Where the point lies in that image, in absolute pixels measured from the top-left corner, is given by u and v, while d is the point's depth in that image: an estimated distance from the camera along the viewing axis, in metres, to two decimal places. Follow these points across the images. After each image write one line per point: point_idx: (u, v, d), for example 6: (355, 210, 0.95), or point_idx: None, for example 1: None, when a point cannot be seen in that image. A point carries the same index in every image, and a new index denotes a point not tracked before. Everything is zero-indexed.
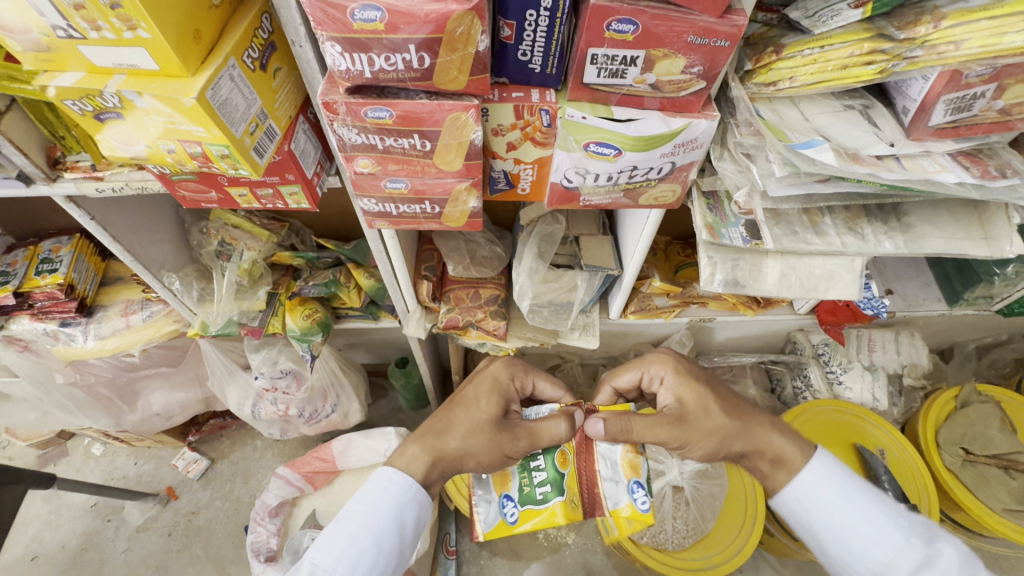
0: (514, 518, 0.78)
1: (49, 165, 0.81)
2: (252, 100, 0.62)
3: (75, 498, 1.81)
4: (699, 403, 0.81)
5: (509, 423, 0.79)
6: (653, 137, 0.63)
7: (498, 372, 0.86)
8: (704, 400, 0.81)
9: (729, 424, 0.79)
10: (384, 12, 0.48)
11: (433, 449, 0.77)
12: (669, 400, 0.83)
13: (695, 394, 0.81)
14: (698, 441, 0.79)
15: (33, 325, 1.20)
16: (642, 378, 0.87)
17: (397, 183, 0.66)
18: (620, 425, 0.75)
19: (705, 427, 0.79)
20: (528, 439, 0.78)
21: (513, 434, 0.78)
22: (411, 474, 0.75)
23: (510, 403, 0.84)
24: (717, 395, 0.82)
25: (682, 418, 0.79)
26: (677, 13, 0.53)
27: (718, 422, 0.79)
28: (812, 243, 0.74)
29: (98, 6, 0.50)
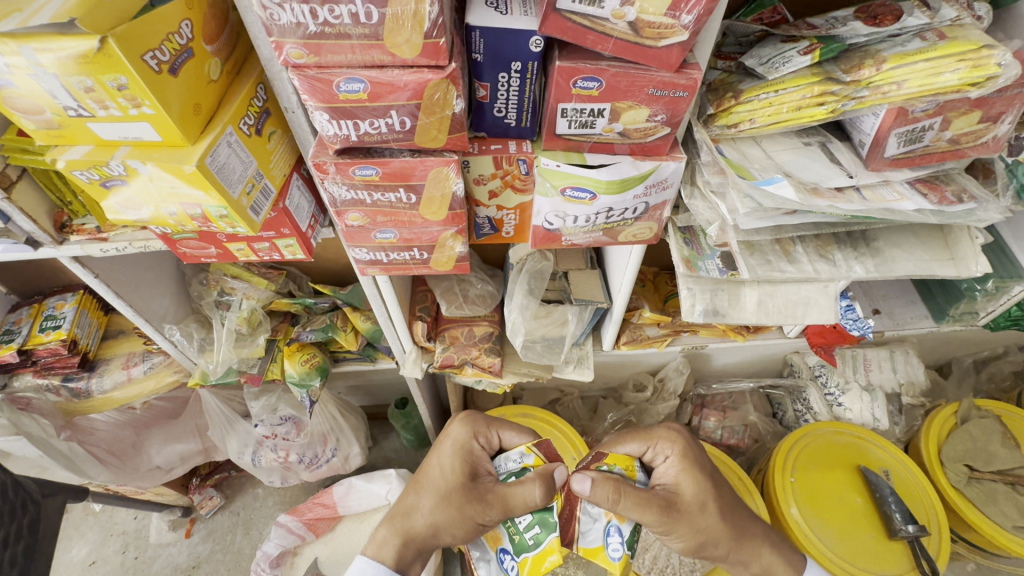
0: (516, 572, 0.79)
1: (56, 229, 0.84)
2: (248, 162, 0.67)
3: (74, 557, 1.78)
4: (698, 500, 0.79)
5: (478, 491, 0.78)
6: (625, 180, 0.67)
7: (458, 433, 0.86)
8: (702, 497, 0.80)
9: (719, 526, 0.80)
10: (367, 83, 0.52)
11: (401, 530, 0.83)
12: (666, 483, 0.80)
13: (695, 489, 0.80)
14: (684, 532, 0.78)
15: (36, 381, 1.22)
16: (646, 452, 0.83)
17: (386, 233, 0.70)
18: (607, 493, 0.71)
19: (698, 523, 0.78)
20: (500, 506, 0.75)
21: (484, 502, 0.77)
22: (383, 561, 0.81)
23: (477, 466, 0.83)
24: (715, 492, 0.81)
25: (674, 506, 0.76)
26: (636, 70, 0.58)
27: (710, 523, 0.80)
28: (786, 271, 0.77)
29: (106, 88, 0.55)
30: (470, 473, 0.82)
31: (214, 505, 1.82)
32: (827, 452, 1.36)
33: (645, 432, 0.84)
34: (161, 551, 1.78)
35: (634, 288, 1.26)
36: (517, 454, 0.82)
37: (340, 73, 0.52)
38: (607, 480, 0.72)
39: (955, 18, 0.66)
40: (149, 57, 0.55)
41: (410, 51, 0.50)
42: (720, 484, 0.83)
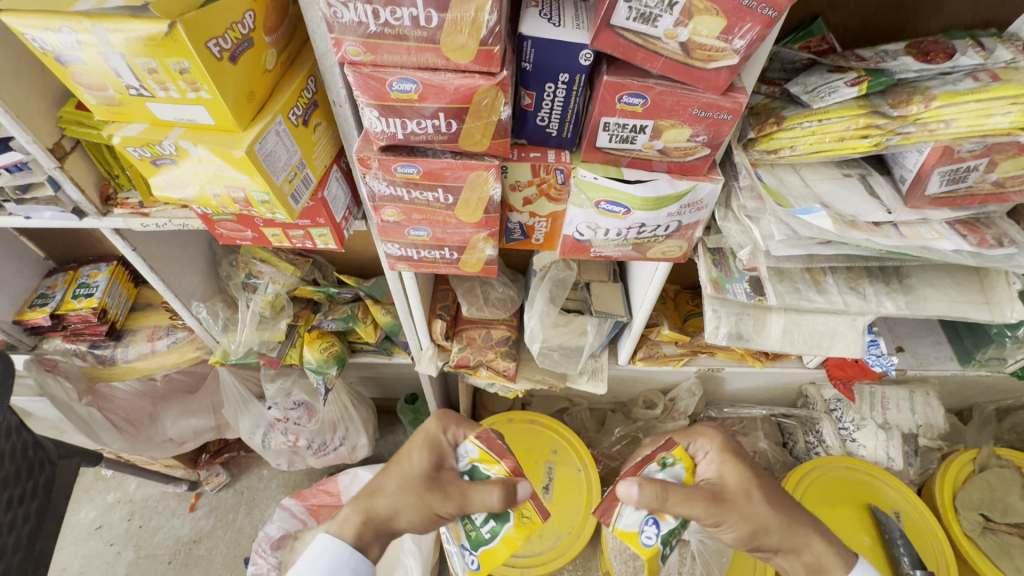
0: (476, 564, 0.83)
1: (102, 201, 0.88)
2: (293, 152, 0.68)
3: (81, 520, 1.83)
4: (741, 489, 0.80)
5: (441, 482, 0.81)
6: (661, 197, 0.68)
7: (430, 425, 0.88)
8: (746, 485, 0.81)
9: (768, 513, 0.80)
10: (418, 85, 0.53)
11: (364, 508, 0.81)
12: (710, 474, 0.81)
13: (739, 478, 0.81)
14: (732, 522, 0.78)
15: (65, 346, 1.26)
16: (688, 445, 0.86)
17: (419, 231, 0.71)
18: (653, 496, 0.74)
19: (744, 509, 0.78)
20: (456, 502, 0.78)
21: (444, 493, 0.79)
22: (343, 538, 0.78)
23: (443, 460, 0.85)
24: (759, 482, 0.82)
25: (720, 496, 0.78)
26: (683, 89, 0.58)
27: (758, 509, 0.79)
28: (814, 301, 0.76)
29: (169, 71, 0.57)
30: (435, 464, 0.84)
31: (220, 482, 1.86)
32: (836, 485, 1.34)
33: (686, 429, 0.87)
34: (164, 523, 1.82)
35: (655, 305, 1.26)
36: (467, 449, 0.85)
37: (393, 72, 0.53)
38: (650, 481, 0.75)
39: (1010, 60, 0.65)
40: (213, 45, 0.57)
41: (463, 57, 0.51)
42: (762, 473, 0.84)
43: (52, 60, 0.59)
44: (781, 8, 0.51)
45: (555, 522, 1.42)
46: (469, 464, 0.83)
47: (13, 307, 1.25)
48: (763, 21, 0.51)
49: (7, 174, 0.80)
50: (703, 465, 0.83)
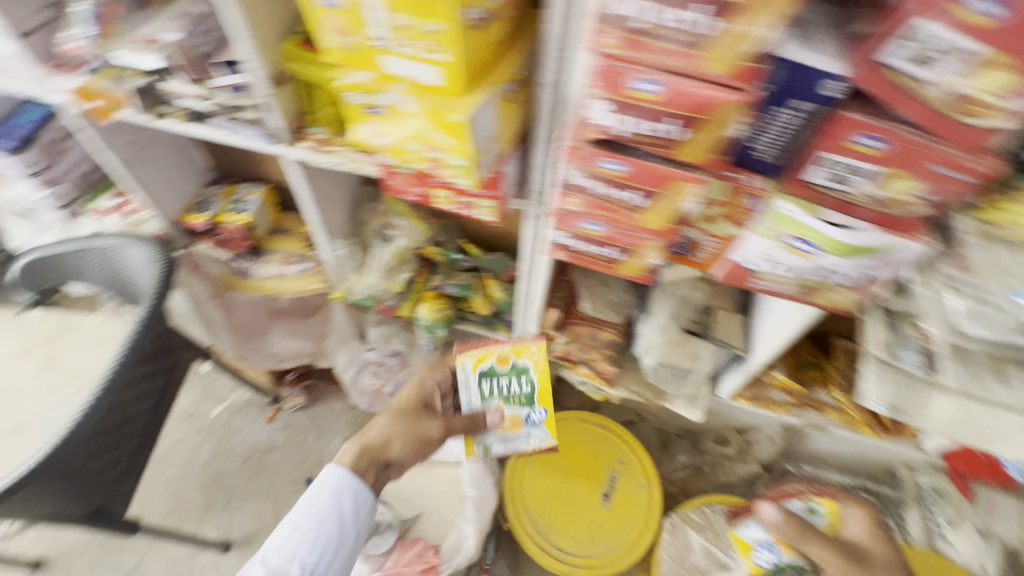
0: (543, 415, 1.06)
1: (292, 131, 0.94)
2: (494, 125, 0.70)
3: (178, 404, 2.04)
4: (888, 562, 1.00)
5: (426, 412, 1.07)
6: (858, 247, 0.64)
7: (424, 376, 1.12)
8: (890, 559, 1.01)
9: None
10: (664, 88, 0.53)
11: (359, 439, 1.01)
12: (857, 534, 1.06)
13: (884, 552, 1.01)
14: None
15: (212, 251, 1.39)
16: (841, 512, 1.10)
17: (594, 225, 0.72)
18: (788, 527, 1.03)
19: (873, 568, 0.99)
20: (437, 425, 1.03)
21: (428, 419, 1.05)
22: (345, 466, 0.97)
23: (431, 400, 1.10)
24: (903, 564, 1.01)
25: (863, 556, 1.01)
26: (930, 141, 0.54)
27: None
28: (996, 392, 0.67)
29: (418, 30, 0.60)
30: (422, 401, 1.09)
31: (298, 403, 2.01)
32: None
33: (841, 497, 1.13)
34: (245, 426, 2.00)
35: None
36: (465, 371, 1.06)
37: (643, 72, 0.53)
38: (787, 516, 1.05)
39: None
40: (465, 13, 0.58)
41: (720, 68, 0.50)
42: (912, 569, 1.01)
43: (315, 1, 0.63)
44: None
45: (610, 530, 1.44)
46: (478, 373, 1.06)
47: (178, 205, 1.39)
48: None
49: (228, 93, 0.89)
50: (852, 524, 1.09)
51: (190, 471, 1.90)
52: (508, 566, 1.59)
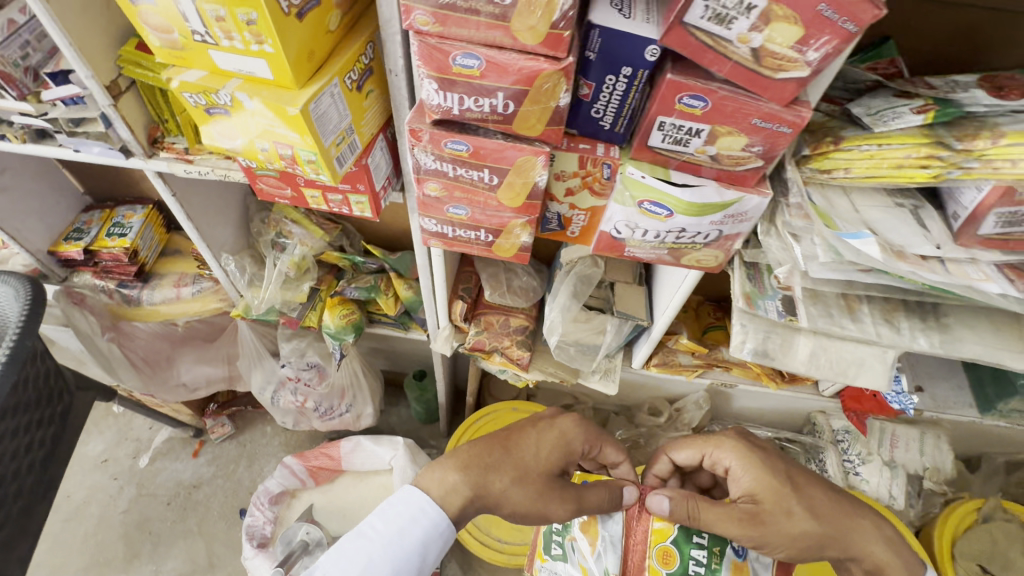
0: None
1: (149, 142, 0.88)
2: (344, 116, 0.68)
3: (89, 452, 1.86)
4: (779, 503, 0.78)
5: (562, 483, 0.82)
6: (705, 205, 0.67)
7: None
8: (783, 500, 0.78)
9: (814, 528, 0.77)
10: (482, 62, 0.53)
11: None
12: (740, 492, 0.81)
13: (774, 493, 0.79)
14: (777, 543, 0.77)
15: (94, 281, 1.29)
16: (703, 460, 0.87)
17: (458, 209, 0.71)
18: (683, 511, 0.80)
19: (787, 532, 0.77)
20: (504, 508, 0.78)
21: (557, 496, 0.80)
22: None
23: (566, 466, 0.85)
24: (795, 492, 0.79)
25: (757, 517, 0.78)
26: (746, 98, 0.57)
27: (803, 526, 0.77)
28: (846, 328, 0.74)
29: (236, 21, 0.57)
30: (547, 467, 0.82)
31: (225, 432, 1.86)
32: None
33: (703, 441, 0.87)
34: (168, 465, 1.84)
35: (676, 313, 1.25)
36: None
37: (459, 47, 0.52)
38: (681, 497, 0.81)
39: None
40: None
41: (532, 38, 0.51)
42: (800, 483, 0.81)
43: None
44: (862, 24, 0.49)
45: None
46: None
47: (49, 237, 1.28)
48: (842, 35, 0.50)
49: (64, 106, 0.81)
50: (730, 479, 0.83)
51: (109, 522, 1.75)
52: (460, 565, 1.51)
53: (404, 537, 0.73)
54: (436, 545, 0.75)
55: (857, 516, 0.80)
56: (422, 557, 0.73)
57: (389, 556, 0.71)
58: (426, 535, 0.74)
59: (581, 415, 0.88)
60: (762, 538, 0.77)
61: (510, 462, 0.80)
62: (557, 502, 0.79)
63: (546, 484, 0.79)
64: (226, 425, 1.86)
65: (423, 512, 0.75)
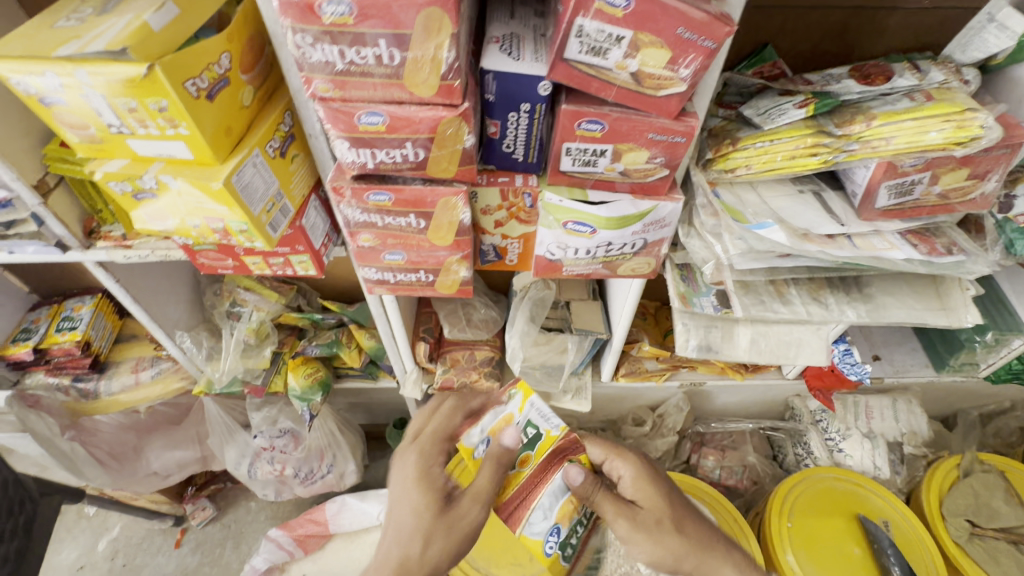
0: None
1: (85, 234, 0.88)
2: (270, 183, 0.71)
3: (62, 561, 1.74)
4: (658, 514, 0.81)
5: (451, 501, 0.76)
6: (624, 217, 0.71)
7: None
8: (661, 511, 0.82)
9: (679, 543, 0.80)
10: (385, 117, 0.56)
11: None
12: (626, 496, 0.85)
13: (651, 500, 0.83)
14: (646, 542, 0.79)
15: (47, 380, 1.26)
16: (605, 462, 0.87)
17: (394, 255, 0.74)
18: (587, 488, 0.79)
19: (655, 538, 0.79)
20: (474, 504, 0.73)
21: (458, 509, 0.74)
22: None
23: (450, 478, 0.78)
24: (670, 506, 0.83)
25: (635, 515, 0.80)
26: (636, 115, 0.62)
27: (671, 541, 0.80)
28: (778, 312, 0.79)
29: (148, 110, 0.59)
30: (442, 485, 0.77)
31: (207, 516, 1.78)
32: (825, 496, 1.40)
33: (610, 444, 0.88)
34: (149, 560, 1.74)
35: (635, 321, 1.28)
36: None
37: (361, 106, 0.56)
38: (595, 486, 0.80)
39: (942, 81, 0.71)
40: (191, 84, 0.59)
41: (427, 91, 0.54)
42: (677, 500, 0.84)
43: (35, 101, 0.61)
44: (720, 39, 0.54)
45: None
46: None
47: None
48: (704, 52, 0.55)
49: None
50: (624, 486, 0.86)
51: None
52: None
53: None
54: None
55: (715, 538, 0.83)
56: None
57: None
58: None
59: (418, 444, 0.81)
60: (629, 537, 0.80)
61: (406, 534, 0.74)
62: (456, 518, 0.74)
63: (438, 519, 0.74)
64: (207, 508, 1.79)
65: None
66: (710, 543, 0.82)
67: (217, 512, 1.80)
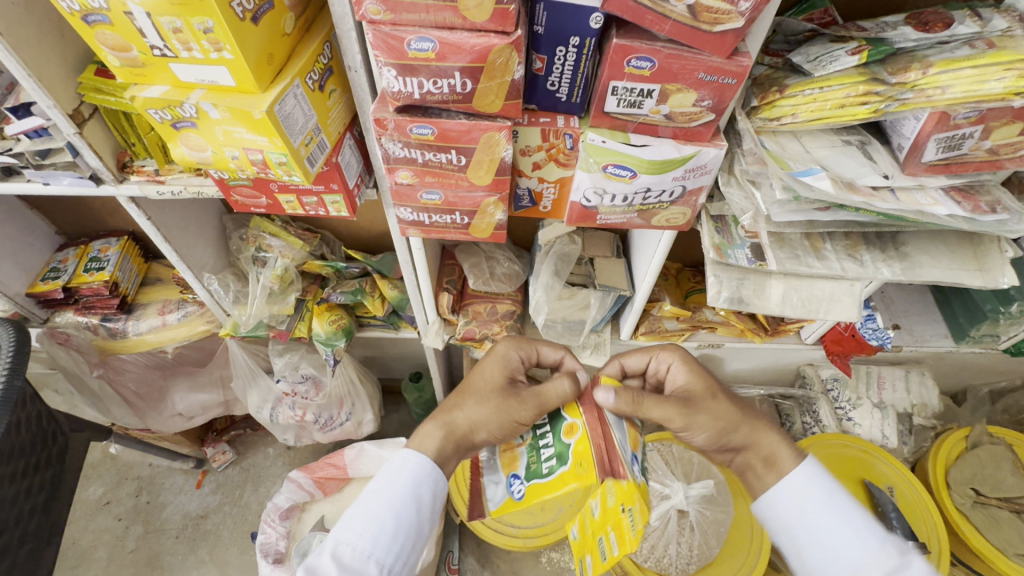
0: None
1: (118, 168, 0.89)
2: (310, 116, 0.70)
3: (90, 496, 1.81)
4: (708, 392, 0.79)
5: (516, 390, 0.79)
6: (666, 161, 0.70)
7: None
8: (712, 391, 0.80)
9: (733, 414, 0.78)
10: (436, 43, 0.55)
11: None
12: (677, 386, 0.82)
13: (704, 383, 0.81)
14: (702, 426, 0.77)
15: (77, 318, 1.28)
16: (649, 364, 0.87)
17: (432, 194, 0.73)
18: (628, 400, 0.73)
19: (713, 417, 0.77)
20: (534, 401, 0.76)
21: (520, 398, 0.77)
22: None
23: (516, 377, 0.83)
24: (723, 387, 0.81)
25: (690, 400, 0.78)
26: (689, 53, 0.60)
27: (725, 411, 0.78)
28: (813, 267, 0.79)
29: (193, 31, 0.58)
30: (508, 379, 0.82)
31: (227, 459, 1.84)
32: (832, 461, 1.42)
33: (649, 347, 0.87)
34: (172, 498, 1.81)
35: (657, 281, 1.28)
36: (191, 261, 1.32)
37: (412, 32, 0.55)
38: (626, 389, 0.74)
39: (1006, 29, 0.68)
40: (236, 5, 0.58)
41: (480, 16, 0.53)
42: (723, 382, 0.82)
43: (79, 19, 0.60)
44: None
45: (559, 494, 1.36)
46: None
47: (26, 280, 1.26)
48: None
49: (28, 140, 0.81)
50: (672, 377, 0.84)
51: (118, 563, 1.70)
52: (479, 560, 1.48)
53: (395, 485, 0.70)
54: (429, 483, 0.71)
55: (754, 409, 0.80)
56: (417, 499, 0.70)
57: (389, 507, 0.68)
58: (415, 476, 0.71)
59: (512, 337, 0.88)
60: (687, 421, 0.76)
61: (468, 397, 0.79)
62: (519, 405, 0.76)
63: (501, 395, 0.78)
64: (227, 452, 1.85)
65: (407, 458, 0.72)
66: (755, 416, 0.79)
67: (237, 456, 1.86)
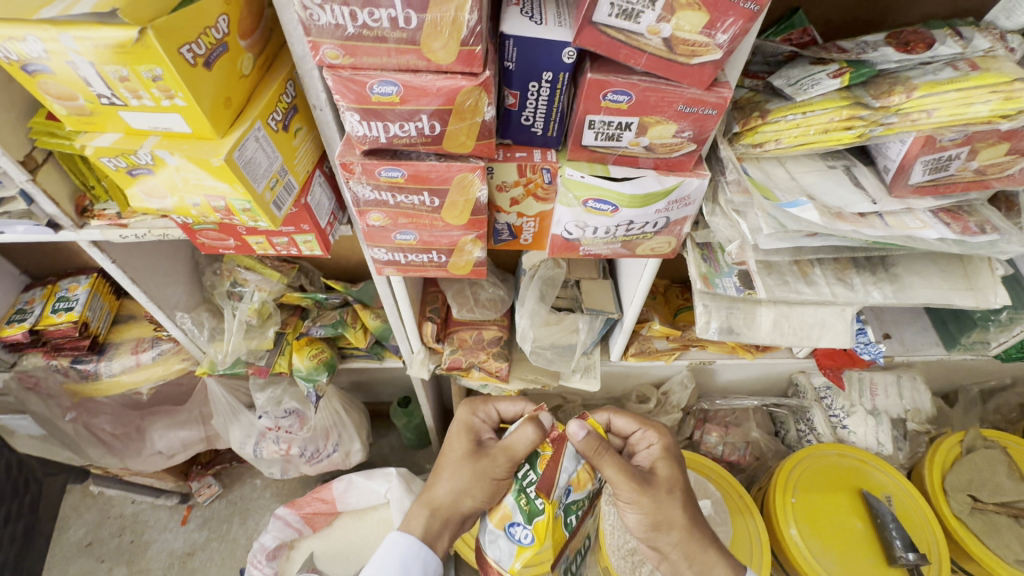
0: None
1: (77, 213, 0.84)
2: (274, 158, 0.66)
3: (69, 538, 1.74)
4: (669, 483, 0.79)
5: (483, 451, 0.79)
6: (648, 194, 0.67)
7: None
8: (676, 483, 0.79)
9: (680, 517, 0.77)
10: (399, 87, 0.52)
11: None
12: (644, 464, 0.81)
13: (671, 474, 0.80)
14: (646, 510, 0.76)
15: (45, 362, 1.22)
16: (636, 433, 0.86)
17: (406, 235, 0.70)
18: (591, 446, 0.72)
19: (662, 511, 0.77)
20: (505, 456, 0.74)
21: (492, 457, 0.76)
22: None
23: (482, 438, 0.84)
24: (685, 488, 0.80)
25: (649, 482, 0.77)
26: (667, 86, 0.58)
27: (675, 516, 0.77)
28: (803, 293, 0.76)
29: (141, 79, 0.55)
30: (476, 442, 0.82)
31: (213, 493, 1.79)
32: (830, 473, 1.39)
33: (643, 416, 0.87)
34: (156, 536, 1.74)
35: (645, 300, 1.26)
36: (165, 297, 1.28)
37: (373, 75, 0.51)
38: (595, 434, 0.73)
39: (987, 49, 0.66)
40: (186, 50, 0.54)
41: (445, 57, 0.50)
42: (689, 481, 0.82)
43: (18, 69, 0.56)
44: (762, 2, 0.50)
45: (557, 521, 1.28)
46: None
47: None
48: (745, 15, 0.51)
49: None
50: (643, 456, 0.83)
51: None
52: None
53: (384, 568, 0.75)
54: (417, 561, 0.77)
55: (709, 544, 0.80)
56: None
57: None
58: (404, 557, 0.76)
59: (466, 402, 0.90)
60: (634, 499, 0.76)
61: (445, 471, 0.81)
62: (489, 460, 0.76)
63: (472, 461, 0.78)
64: (212, 486, 1.80)
65: (395, 540, 0.78)
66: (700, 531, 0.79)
67: (222, 490, 1.81)
